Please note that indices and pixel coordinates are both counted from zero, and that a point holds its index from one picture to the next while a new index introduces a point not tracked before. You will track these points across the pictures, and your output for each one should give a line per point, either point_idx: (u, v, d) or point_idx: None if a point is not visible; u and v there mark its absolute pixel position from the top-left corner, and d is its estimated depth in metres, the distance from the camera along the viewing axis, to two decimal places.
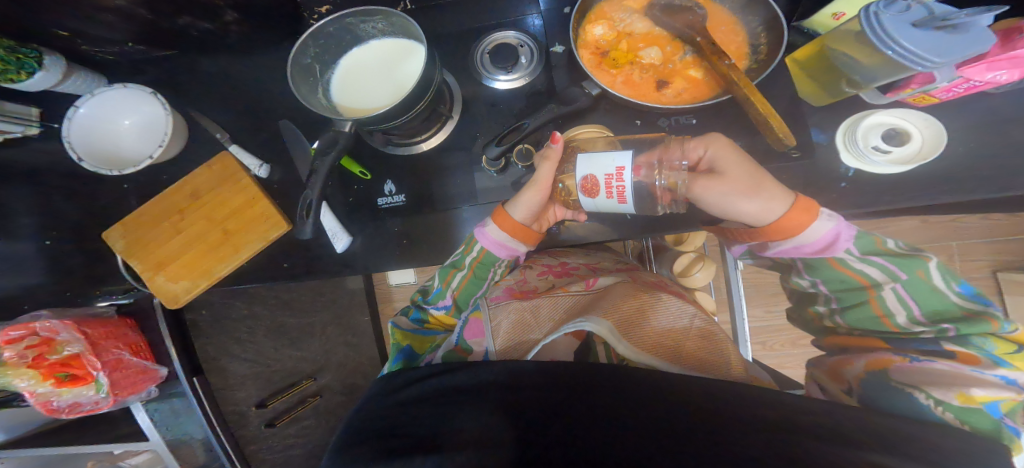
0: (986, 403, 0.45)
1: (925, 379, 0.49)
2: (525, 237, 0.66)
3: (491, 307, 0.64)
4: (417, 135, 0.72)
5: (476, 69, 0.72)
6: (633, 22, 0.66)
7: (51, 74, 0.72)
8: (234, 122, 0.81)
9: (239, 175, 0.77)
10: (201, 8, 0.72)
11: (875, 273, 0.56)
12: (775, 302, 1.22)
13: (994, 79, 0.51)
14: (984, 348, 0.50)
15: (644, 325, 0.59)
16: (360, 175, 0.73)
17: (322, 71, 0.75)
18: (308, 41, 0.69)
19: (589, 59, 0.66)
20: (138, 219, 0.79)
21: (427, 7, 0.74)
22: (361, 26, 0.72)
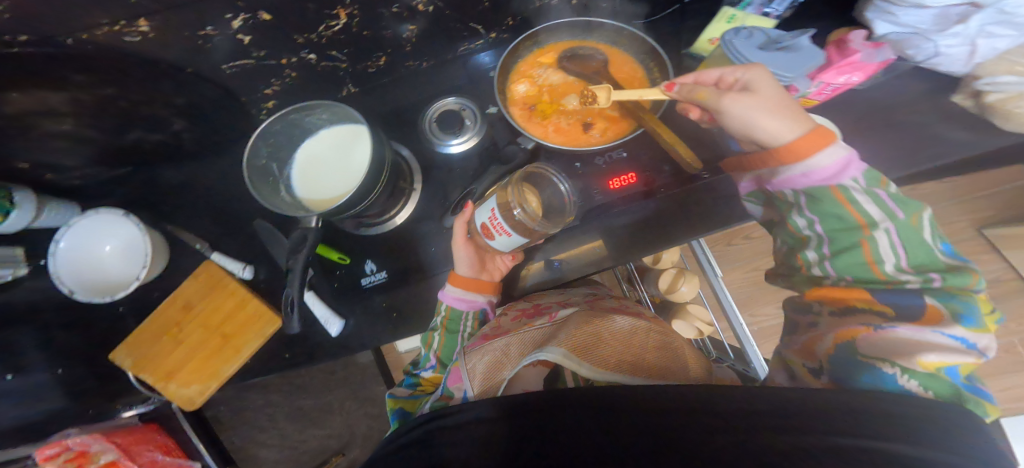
0: (944, 367, 0.44)
1: (891, 349, 0.46)
2: (482, 289, 0.69)
3: (466, 357, 0.62)
4: (388, 211, 0.74)
5: (427, 139, 0.75)
6: (548, 74, 0.70)
7: (24, 210, 0.73)
8: (208, 229, 0.84)
9: (225, 280, 0.80)
10: (148, 121, 0.75)
11: (873, 211, 0.51)
12: (776, 296, 1.24)
13: (848, 79, 0.59)
14: (961, 306, 0.46)
15: (602, 347, 0.57)
16: (340, 260, 0.76)
17: (280, 168, 0.79)
18: (258, 142, 0.72)
19: (519, 114, 0.70)
20: (140, 334, 0.81)
21: (367, 88, 0.81)
22: (307, 119, 0.77)
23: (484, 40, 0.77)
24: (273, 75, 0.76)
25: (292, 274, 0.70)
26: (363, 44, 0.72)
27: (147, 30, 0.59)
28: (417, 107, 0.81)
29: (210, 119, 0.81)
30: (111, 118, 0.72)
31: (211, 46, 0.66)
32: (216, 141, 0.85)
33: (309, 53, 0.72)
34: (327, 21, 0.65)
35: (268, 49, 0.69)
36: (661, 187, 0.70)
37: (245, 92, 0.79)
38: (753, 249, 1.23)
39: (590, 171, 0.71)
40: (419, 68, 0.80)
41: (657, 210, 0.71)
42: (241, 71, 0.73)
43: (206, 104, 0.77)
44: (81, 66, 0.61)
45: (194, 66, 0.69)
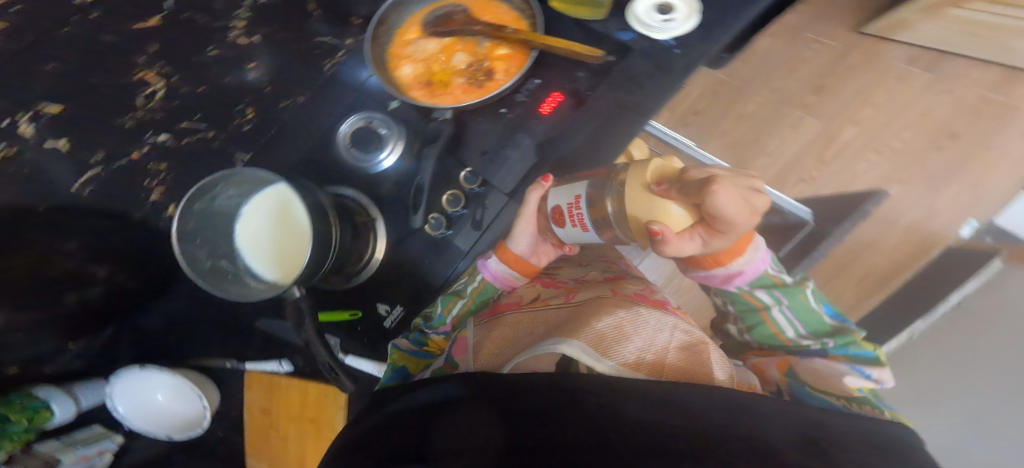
0: (861, 388, 0.52)
1: (819, 377, 0.54)
2: (523, 267, 0.64)
3: (476, 325, 0.61)
4: (361, 251, 0.66)
5: (353, 164, 0.64)
6: (423, 46, 0.59)
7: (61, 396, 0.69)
8: (224, 347, 0.80)
9: (276, 379, 0.81)
10: (72, 278, 0.61)
11: (765, 298, 0.59)
12: (759, 149, 1.26)
13: None
14: (855, 355, 0.56)
15: (624, 341, 0.52)
16: (354, 316, 0.71)
17: (232, 262, 0.67)
18: (187, 246, 0.60)
19: (421, 96, 0.57)
20: (257, 442, 0.87)
21: (264, 140, 0.68)
22: (217, 201, 0.64)
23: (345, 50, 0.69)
24: (145, 175, 0.62)
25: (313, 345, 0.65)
26: (213, 102, 0.62)
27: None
28: (317, 149, 0.67)
29: None
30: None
31: (45, 166, 0.53)
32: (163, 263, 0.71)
33: (158, 133, 0.60)
34: (140, 90, 0.56)
35: (99, 144, 0.56)
36: (590, 92, 0.58)
37: (137, 205, 0.64)
38: (708, 116, 1.31)
39: (522, 111, 0.59)
40: (300, 102, 0.68)
41: (603, 114, 0.57)
42: (109, 181, 0.59)
43: (109, 234, 0.62)
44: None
45: (51, 200, 0.54)
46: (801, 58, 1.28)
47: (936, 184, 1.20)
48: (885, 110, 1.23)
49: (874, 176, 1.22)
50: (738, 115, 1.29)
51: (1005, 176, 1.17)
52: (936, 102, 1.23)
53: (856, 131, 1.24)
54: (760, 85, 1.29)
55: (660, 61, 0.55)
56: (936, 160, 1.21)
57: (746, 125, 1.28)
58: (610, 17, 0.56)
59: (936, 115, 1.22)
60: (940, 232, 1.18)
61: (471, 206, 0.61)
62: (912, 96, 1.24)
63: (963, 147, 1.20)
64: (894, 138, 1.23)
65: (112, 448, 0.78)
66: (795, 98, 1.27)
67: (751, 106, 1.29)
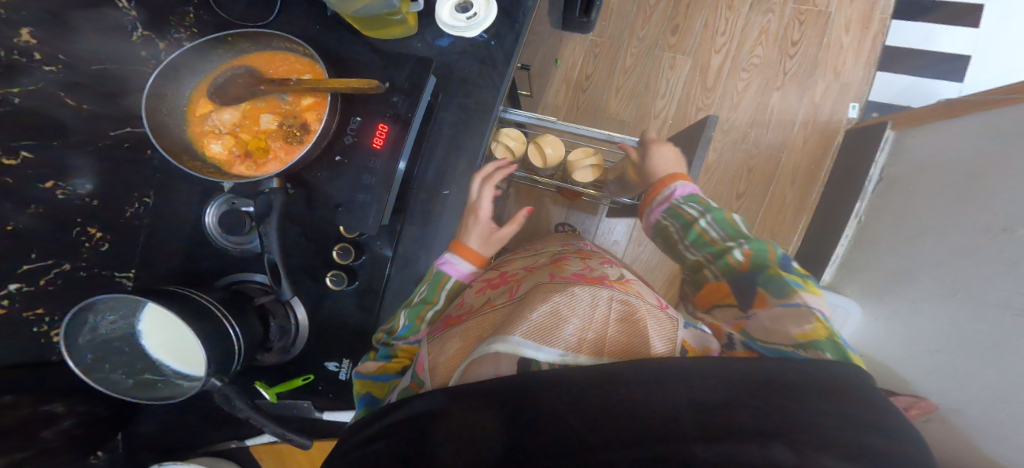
0: (820, 332, 0.50)
1: (768, 325, 0.54)
2: (467, 253, 0.60)
3: (429, 342, 0.55)
4: (282, 320, 0.62)
5: (235, 250, 0.63)
6: (219, 119, 0.56)
7: None
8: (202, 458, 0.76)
9: None
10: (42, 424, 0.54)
11: (692, 211, 0.68)
12: (653, 93, 1.28)
13: None
14: (782, 283, 0.57)
15: (560, 331, 0.47)
16: (307, 380, 0.65)
17: (149, 379, 0.61)
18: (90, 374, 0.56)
19: (243, 170, 0.56)
20: None
21: (137, 250, 0.62)
22: (108, 325, 0.58)
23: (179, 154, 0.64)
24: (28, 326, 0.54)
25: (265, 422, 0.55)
26: (54, 231, 0.54)
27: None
28: (196, 245, 0.64)
29: None
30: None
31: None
32: None
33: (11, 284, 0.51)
34: None
35: None
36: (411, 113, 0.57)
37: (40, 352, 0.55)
38: (597, 78, 1.30)
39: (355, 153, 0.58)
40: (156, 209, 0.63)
41: (438, 128, 0.63)
42: None
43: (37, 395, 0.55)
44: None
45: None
46: (648, 4, 1.28)
47: (802, 84, 1.23)
48: (736, 18, 1.25)
49: (751, 90, 1.25)
50: (625, 68, 1.29)
51: (860, 62, 1.21)
52: (767, 19, 1.24)
53: (720, 56, 1.25)
54: (628, 38, 1.29)
55: (480, 54, 0.62)
56: (788, 80, 1.23)
57: (633, 75, 1.29)
58: (421, 28, 0.62)
59: (779, 27, 1.24)
60: (832, 120, 1.21)
61: (358, 253, 0.62)
62: (743, 18, 1.25)
63: (810, 50, 1.23)
64: (754, 54, 1.25)
65: None
66: (656, 42, 1.28)
67: (630, 57, 1.29)
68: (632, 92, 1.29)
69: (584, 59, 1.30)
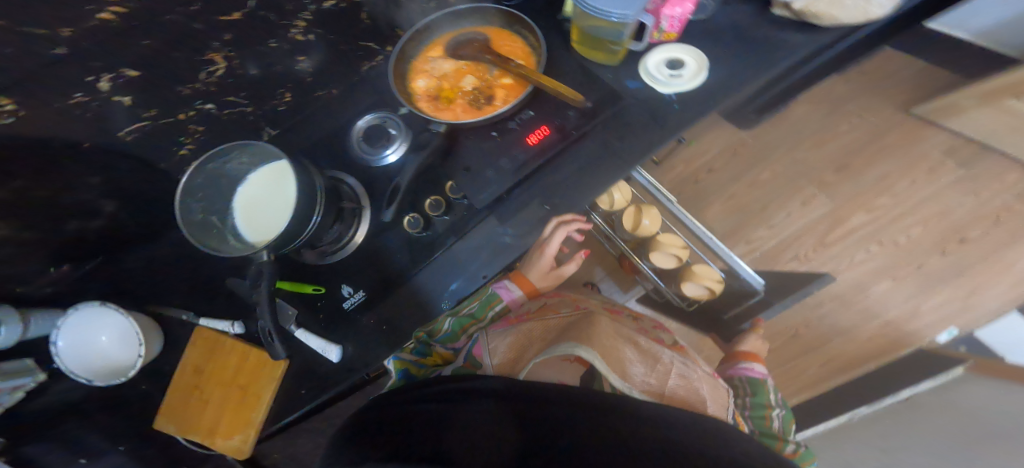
0: None
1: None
2: (522, 282, 0.83)
3: (488, 336, 0.70)
4: (344, 233, 0.73)
5: (360, 157, 0.74)
6: (440, 65, 0.72)
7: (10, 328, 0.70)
8: (188, 298, 0.84)
9: (220, 339, 0.82)
10: (82, 211, 0.75)
11: (773, 402, 0.88)
12: (761, 221, 1.30)
13: (686, 9, 0.63)
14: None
15: (623, 361, 0.63)
16: (316, 291, 0.77)
17: (222, 219, 0.73)
18: (187, 198, 0.68)
19: (426, 107, 0.70)
20: (175, 403, 0.89)
21: (287, 125, 0.79)
22: (226, 165, 0.72)
23: (381, 56, 0.80)
24: (179, 131, 0.72)
25: (261, 309, 0.66)
26: (258, 84, 0.72)
27: (18, 107, 0.56)
28: (333, 134, 0.77)
29: (144, 196, 0.79)
30: (43, 212, 0.70)
31: (103, 109, 0.63)
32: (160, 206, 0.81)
33: (205, 102, 0.70)
34: (207, 67, 0.66)
35: (153, 104, 0.66)
36: (574, 131, 0.68)
37: (160, 155, 0.75)
38: (716, 182, 1.34)
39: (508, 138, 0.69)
40: (332, 95, 0.80)
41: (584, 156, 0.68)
42: (144, 128, 0.69)
43: (127, 176, 0.74)
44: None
45: (94, 138, 0.66)
46: (834, 129, 1.33)
47: (926, 288, 1.22)
48: (904, 200, 1.26)
49: (868, 268, 1.25)
50: (753, 181, 1.33)
51: (997, 295, 1.19)
52: (953, 205, 1.25)
53: (860, 221, 1.27)
54: (785, 152, 1.33)
55: (654, 107, 0.67)
56: (915, 277, 1.23)
57: (757, 192, 1.32)
58: (621, 64, 0.69)
59: (947, 219, 1.24)
60: (917, 332, 1.20)
61: (447, 214, 0.71)
62: (934, 190, 1.26)
63: (967, 258, 1.22)
64: (900, 232, 1.25)
65: (29, 386, 0.78)
66: (811, 173, 1.31)
67: (768, 173, 1.33)
68: (744, 209, 1.32)
69: (722, 154, 1.34)
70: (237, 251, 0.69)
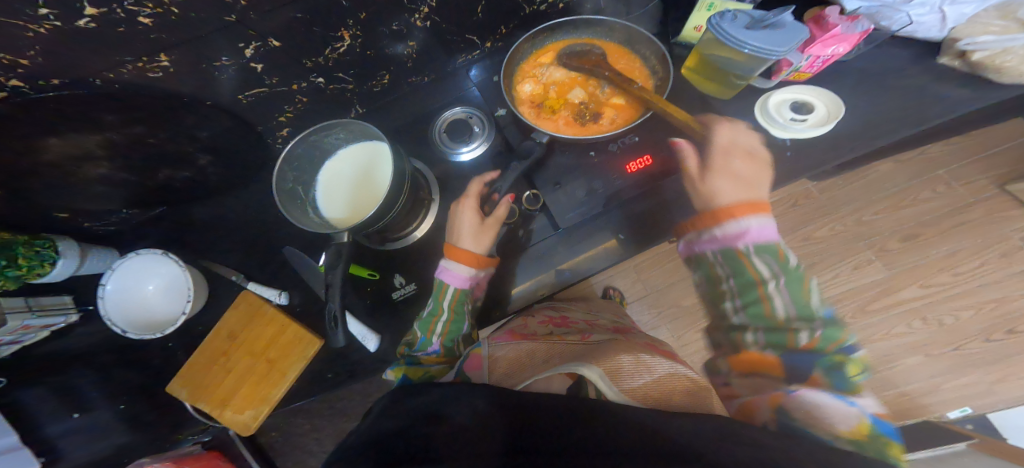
0: (869, 431, 0.47)
1: (803, 411, 0.48)
2: (459, 258, 0.67)
3: (490, 345, 0.65)
4: (411, 223, 0.76)
5: (439, 148, 0.76)
6: (550, 73, 0.76)
7: (69, 258, 0.77)
8: (242, 260, 0.86)
9: (263, 307, 0.83)
10: (173, 159, 0.78)
11: (761, 269, 0.58)
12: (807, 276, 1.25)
13: (835, 51, 0.68)
14: (837, 382, 0.50)
15: (629, 372, 0.55)
16: (371, 277, 0.77)
17: (306, 191, 0.78)
18: (285, 167, 0.72)
19: (529, 113, 0.74)
20: (192, 367, 0.85)
21: (374, 107, 0.82)
22: (326, 140, 0.77)
23: (480, 50, 0.81)
24: (287, 101, 0.77)
25: (330, 291, 0.70)
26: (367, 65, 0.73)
27: (168, 64, 0.62)
28: (422, 121, 0.81)
29: (235, 155, 0.83)
30: (140, 157, 0.75)
31: (224, 77, 0.68)
32: (240, 167, 0.85)
33: (317, 76, 0.73)
34: (333, 44, 0.68)
35: (278, 73, 0.71)
36: (677, 167, 0.72)
37: (262, 120, 0.79)
38: None
39: (604, 158, 0.73)
40: (426, 85, 0.83)
41: (672, 193, 0.71)
42: (258, 94, 0.74)
43: (226, 135, 0.79)
44: (110, 106, 0.64)
45: (214, 98, 0.71)
46: (913, 195, 1.26)
47: (960, 368, 1.17)
48: (963, 280, 1.20)
49: (903, 342, 1.20)
50: (806, 236, 1.28)
51: None
52: (1018, 292, 1.19)
53: (914, 294, 1.21)
54: (850, 212, 1.27)
55: None
56: (952, 357, 1.18)
57: (812, 248, 1.27)
58: (732, 100, 0.74)
59: (1002, 307, 1.19)
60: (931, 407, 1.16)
61: (516, 224, 0.74)
62: (1001, 275, 1.20)
63: (1013, 347, 1.17)
64: (950, 312, 1.20)
65: (59, 326, 0.80)
66: (876, 238, 1.25)
67: (827, 229, 1.27)
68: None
69: (782, 202, 1.30)
70: (315, 227, 0.72)
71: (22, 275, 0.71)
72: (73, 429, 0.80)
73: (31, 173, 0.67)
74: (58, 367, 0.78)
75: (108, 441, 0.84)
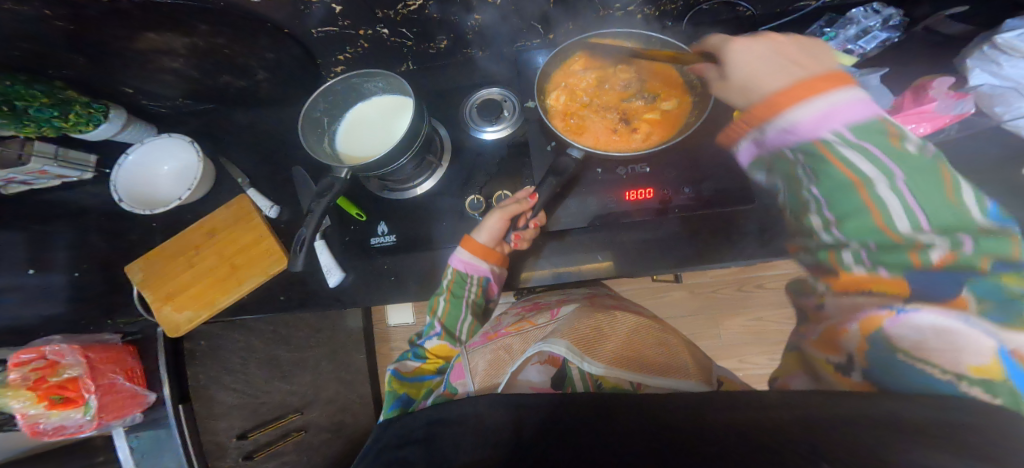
0: (1004, 366, 0.36)
1: (917, 338, 0.39)
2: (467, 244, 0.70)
3: (468, 352, 0.67)
4: (413, 180, 0.78)
5: (466, 122, 0.80)
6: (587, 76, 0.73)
7: (113, 125, 0.85)
8: (255, 167, 0.91)
9: (251, 215, 0.85)
10: (236, 69, 0.84)
11: (865, 167, 0.42)
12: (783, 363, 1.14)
13: (912, 131, 0.65)
14: (978, 288, 0.38)
15: (600, 342, 0.59)
16: (356, 216, 0.78)
17: (331, 123, 0.82)
18: (318, 98, 0.77)
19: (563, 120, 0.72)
20: (158, 253, 0.86)
21: (425, 68, 0.87)
22: (365, 85, 0.80)
23: (540, 40, 0.81)
24: (351, 43, 0.81)
25: (310, 217, 0.71)
26: (430, 26, 0.76)
27: None
28: (464, 90, 0.85)
29: (288, 77, 0.88)
30: (211, 63, 0.81)
31: (310, 13, 0.72)
32: (287, 89, 0.91)
33: (384, 28, 0.76)
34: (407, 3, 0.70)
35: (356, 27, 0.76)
36: (680, 204, 0.69)
37: (323, 55, 0.85)
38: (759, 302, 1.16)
39: (611, 178, 0.72)
40: (479, 59, 0.85)
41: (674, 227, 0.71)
42: (328, 34, 0.78)
43: (290, 60, 0.84)
44: (206, 20, 0.70)
45: (292, 28, 0.76)
46: None
47: None
48: None
49: None
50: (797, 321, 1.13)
51: None
52: None
53: None
54: None
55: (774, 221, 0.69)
56: None
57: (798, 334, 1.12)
58: None
59: None
60: None
61: None
62: None
63: None
64: None
65: (71, 180, 0.85)
66: None
67: None
68: (761, 336, 1.13)
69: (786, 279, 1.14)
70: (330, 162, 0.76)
71: (65, 126, 0.78)
72: (24, 285, 0.81)
73: (111, 55, 0.73)
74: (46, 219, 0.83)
75: (36, 309, 0.82)
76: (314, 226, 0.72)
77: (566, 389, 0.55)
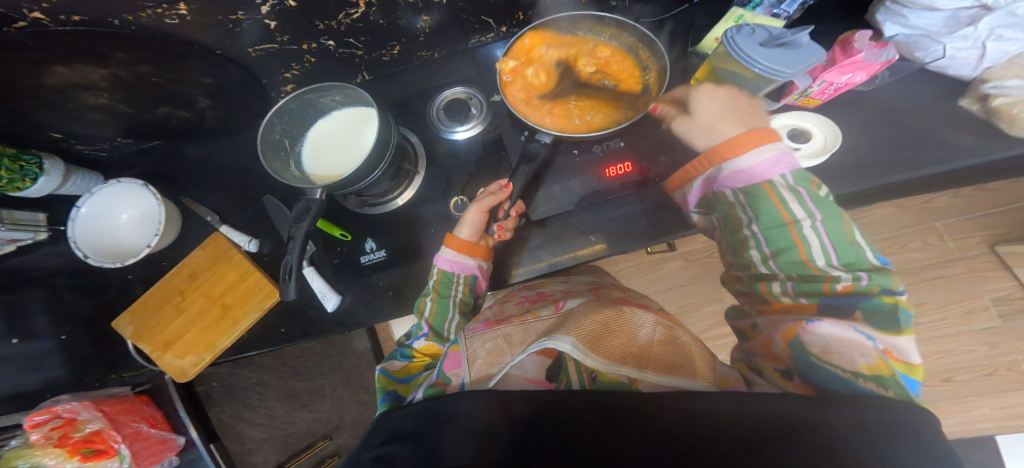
0: (898, 371, 0.46)
1: (832, 347, 0.48)
2: (450, 242, 0.69)
3: (467, 339, 0.66)
4: (391, 193, 0.77)
5: (434, 124, 0.79)
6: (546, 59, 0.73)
7: (52, 177, 0.78)
8: (223, 201, 0.88)
9: (231, 252, 0.84)
10: (175, 100, 0.78)
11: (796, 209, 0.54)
12: None
13: (852, 79, 0.64)
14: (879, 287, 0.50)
15: (611, 339, 0.60)
16: (342, 236, 0.78)
17: (292, 143, 0.79)
18: (274, 119, 0.73)
19: (524, 104, 0.71)
20: (144, 304, 0.84)
21: (379, 75, 0.83)
22: (322, 100, 0.77)
23: (493, 33, 0.79)
24: (294, 59, 0.76)
25: (293, 243, 0.69)
26: (378, 33, 0.72)
27: (187, 14, 0.61)
28: (422, 93, 0.83)
29: (235, 104, 0.83)
30: (144, 95, 0.75)
31: (240, 31, 0.67)
32: (237, 117, 0.86)
33: (328, 39, 0.72)
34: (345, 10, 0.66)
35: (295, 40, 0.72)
36: (655, 176, 0.72)
37: (267, 75, 0.80)
38: None
39: (588, 158, 0.74)
40: (434, 59, 0.82)
41: (651, 200, 0.73)
42: (266, 52, 0.74)
43: (233, 84, 0.79)
44: (126, 46, 0.65)
45: (225, 49, 0.71)
46: None
47: None
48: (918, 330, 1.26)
49: None
50: None
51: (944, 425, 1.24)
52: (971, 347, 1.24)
53: None
54: None
55: None
56: None
57: None
58: None
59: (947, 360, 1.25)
60: None
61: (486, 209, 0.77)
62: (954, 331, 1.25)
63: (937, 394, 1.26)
64: None
65: (25, 242, 0.78)
66: None
67: None
68: None
69: None
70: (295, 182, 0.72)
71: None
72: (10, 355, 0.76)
73: (30, 95, 0.68)
74: (12, 286, 0.77)
75: (35, 373, 0.78)
76: (299, 253, 0.69)
77: (559, 379, 0.59)
